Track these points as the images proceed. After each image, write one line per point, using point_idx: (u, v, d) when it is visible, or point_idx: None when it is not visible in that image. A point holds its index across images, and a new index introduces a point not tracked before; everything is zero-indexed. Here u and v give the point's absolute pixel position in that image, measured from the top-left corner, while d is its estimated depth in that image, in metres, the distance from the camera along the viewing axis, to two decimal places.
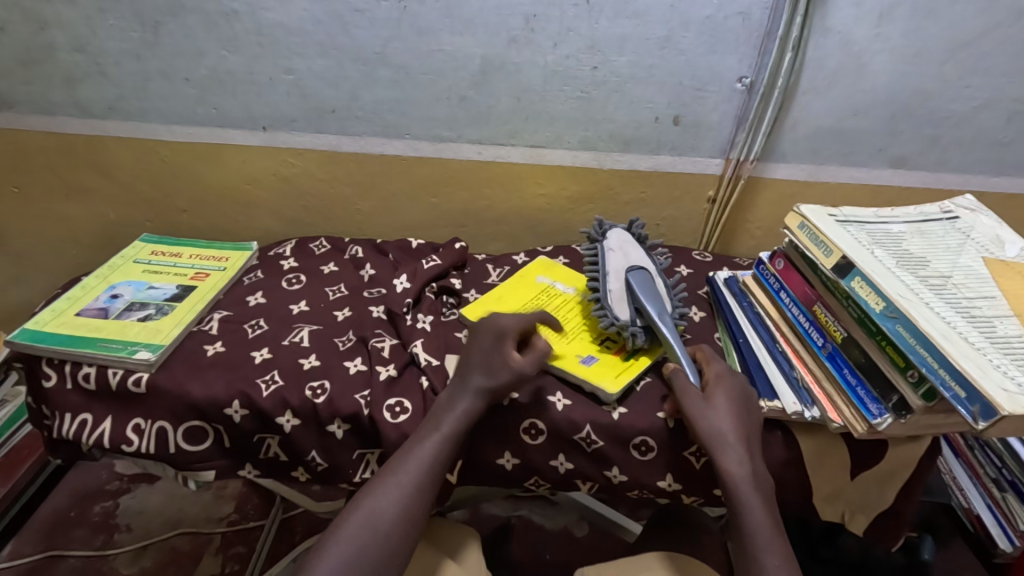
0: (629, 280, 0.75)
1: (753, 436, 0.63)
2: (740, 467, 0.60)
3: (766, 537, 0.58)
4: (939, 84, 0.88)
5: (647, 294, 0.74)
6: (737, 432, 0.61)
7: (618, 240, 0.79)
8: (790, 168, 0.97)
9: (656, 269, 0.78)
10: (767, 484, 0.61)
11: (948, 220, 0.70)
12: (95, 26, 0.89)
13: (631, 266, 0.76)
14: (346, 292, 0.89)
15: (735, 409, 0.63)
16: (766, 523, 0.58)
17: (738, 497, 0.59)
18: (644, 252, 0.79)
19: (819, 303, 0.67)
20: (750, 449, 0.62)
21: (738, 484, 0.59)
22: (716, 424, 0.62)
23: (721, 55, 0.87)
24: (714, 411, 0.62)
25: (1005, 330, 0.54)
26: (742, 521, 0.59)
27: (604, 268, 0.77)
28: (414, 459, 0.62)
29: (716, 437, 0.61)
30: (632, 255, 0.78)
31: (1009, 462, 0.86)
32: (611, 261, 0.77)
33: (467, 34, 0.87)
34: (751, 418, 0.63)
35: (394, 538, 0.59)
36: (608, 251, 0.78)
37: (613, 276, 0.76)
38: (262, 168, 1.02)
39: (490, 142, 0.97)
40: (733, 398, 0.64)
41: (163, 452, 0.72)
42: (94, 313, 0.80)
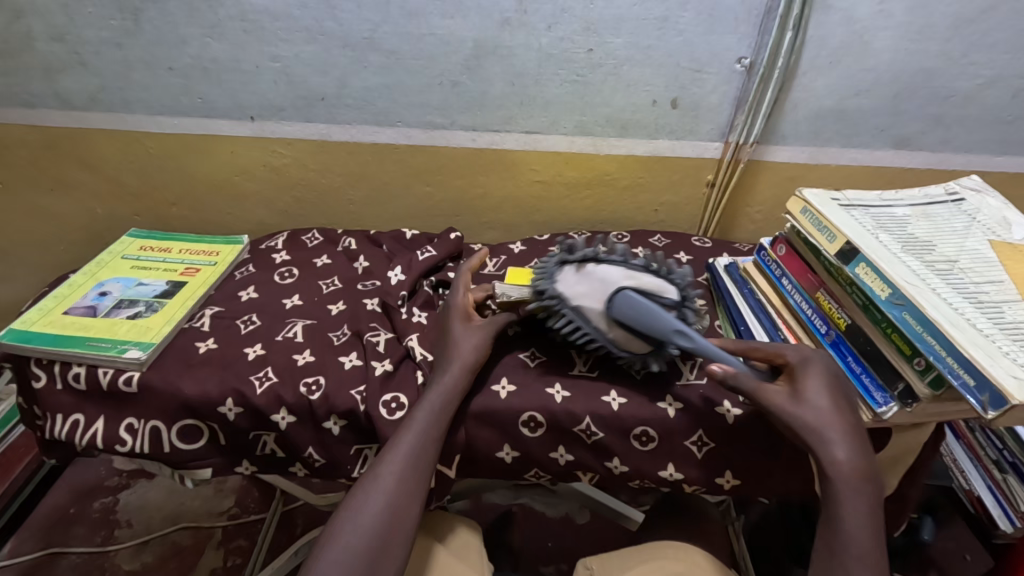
0: (627, 324, 0.65)
1: (858, 428, 0.56)
2: (842, 462, 0.53)
3: (864, 544, 0.51)
4: (943, 61, 0.85)
5: (650, 320, 0.64)
6: (841, 427, 0.55)
7: (576, 290, 0.66)
8: (791, 150, 0.95)
9: (628, 274, 0.66)
10: (881, 491, 0.53)
11: (953, 203, 0.68)
12: (72, 14, 0.86)
13: (610, 306, 0.65)
14: (340, 285, 0.87)
15: (833, 395, 0.57)
16: (866, 529, 0.51)
17: (835, 495, 0.53)
18: (602, 271, 0.66)
19: (822, 290, 0.65)
20: (860, 445, 0.54)
21: (839, 482, 0.53)
22: (818, 415, 0.56)
23: (720, 35, 0.85)
24: (810, 400, 0.56)
25: (1014, 315, 0.53)
26: (839, 524, 0.52)
27: (587, 319, 0.66)
28: (399, 453, 0.60)
29: (814, 431, 0.55)
30: (600, 288, 0.66)
31: (1010, 443, 0.83)
32: (587, 309, 0.66)
33: (459, 16, 0.85)
34: (854, 409, 0.57)
35: (393, 543, 0.55)
36: (575, 304, 0.66)
37: (604, 324, 0.66)
38: (252, 159, 0.99)
39: (485, 129, 0.95)
40: (832, 383, 0.58)
41: (157, 452, 0.71)
42: (81, 312, 0.78)
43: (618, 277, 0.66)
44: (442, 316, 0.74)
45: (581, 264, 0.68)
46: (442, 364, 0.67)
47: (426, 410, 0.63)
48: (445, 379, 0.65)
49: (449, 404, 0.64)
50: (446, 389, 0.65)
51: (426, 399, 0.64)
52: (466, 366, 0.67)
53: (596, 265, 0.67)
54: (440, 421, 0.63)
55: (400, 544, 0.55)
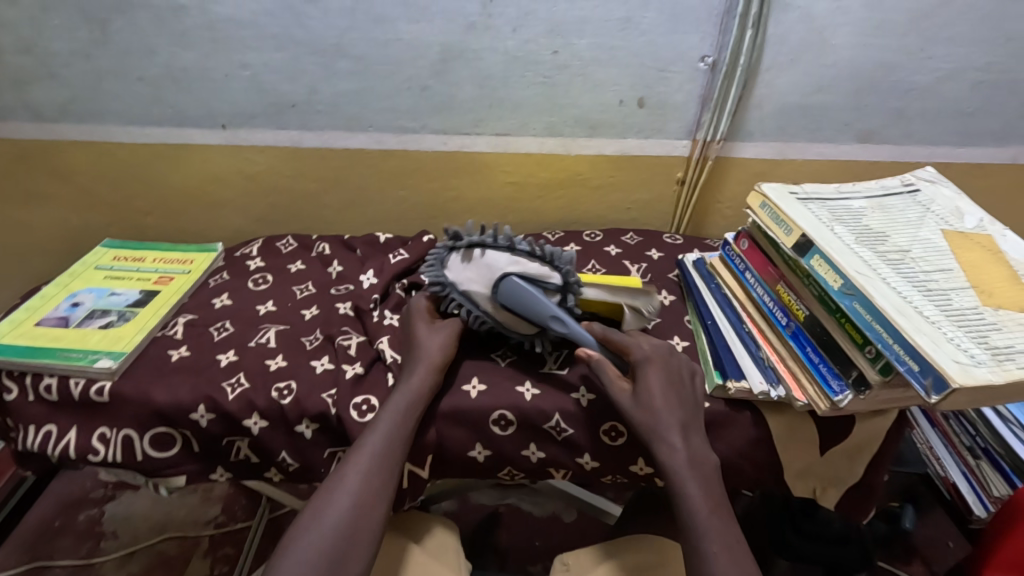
0: (507, 307, 0.70)
1: (689, 419, 0.61)
2: (676, 454, 0.58)
3: (705, 522, 0.55)
4: (901, 55, 0.87)
5: (527, 305, 0.68)
6: (670, 419, 0.60)
7: (463, 274, 0.71)
8: (758, 146, 0.97)
9: (512, 260, 0.69)
10: (713, 474, 0.59)
11: (909, 194, 0.70)
12: (39, 26, 0.86)
13: (491, 289, 0.70)
14: (313, 290, 0.88)
15: (665, 390, 0.62)
16: (705, 509, 0.56)
17: (674, 484, 0.58)
18: (486, 257, 0.70)
19: (782, 282, 0.67)
20: (689, 436, 0.60)
21: (674, 472, 0.58)
22: (652, 412, 0.61)
23: (683, 34, 0.86)
24: (648, 396, 0.62)
25: (961, 302, 0.54)
26: (682, 508, 0.57)
27: (475, 305, 0.71)
28: (365, 453, 0.60)
29: (649, 427, 0.60)
30: (484, 274, 0.70)
31: (984, 431, 0.86)
32: (473, 293, 0.71)
33: (424, 21, 0.85)
34: (684, 401, 0.62)
35: (358, 541, 0.55)
36: (463, 289, 0.71)
37: (491, 309, 0.71)
38: (226, 167, 1.00)
39: (456, 132, 0.96)
40: (665, 378, 0.63)
41: (130, 461, 0.71)
42: (53, 323, 0.79)
43: (502, 263, 0.69)
44: (403, 319, 0.75)
45: (468, 249, 0.72)
46: (408, 364, 0.69)
47: (394, 411, 0.64)
48: (413, 381, 0.66)
49: (418, 403, 0.65)
50: (415, 388, 0.66)
51: (394, 401, 0.65)
52: (433, 366, 0.68)
53: (482, 251, 0.70)
54: (411, 419, 0.64)
55: (366, 542, 0.56)
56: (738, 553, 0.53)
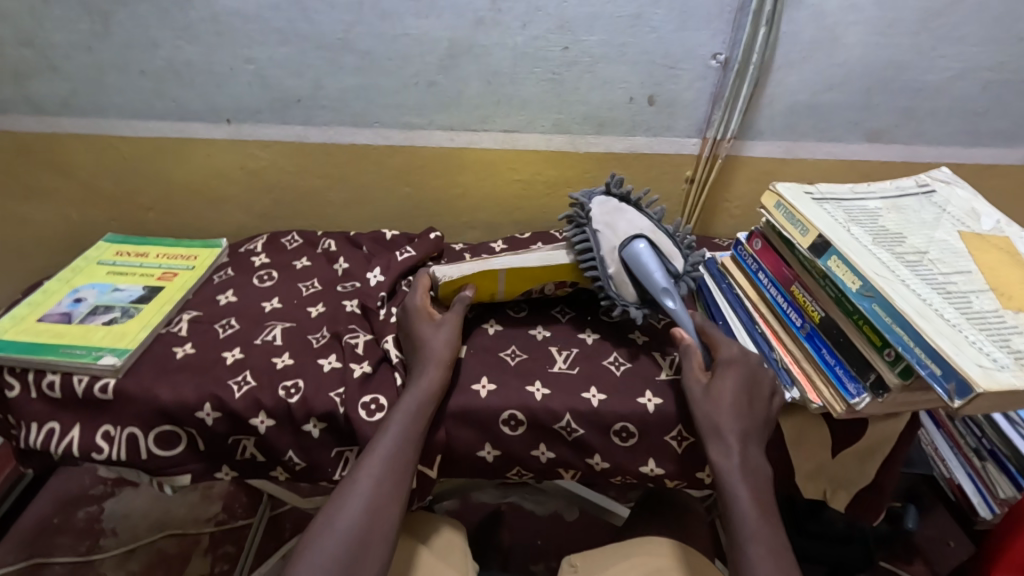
0: (628, 263, 0.71)
1: (756, 424, 0.59)
2: (731, 459, 0.57)
3: (755, 528, 0.54)
4: (912, 54, 0.86)
5: (648, 269, 0.70)
6: (734, 424, 0.58)
7: (605, 216, 0.74)
8: (767, 145, 0.96)
9: (652, 230, 0.74)
10: (767, 482, 0.57)
11: (924, 195, 0.69)
12: (40, 18, 0.85)
13: (624, 243, 0.72)
14: (319, 287, 0.87)
15: (739, 396, 0.60)
16: (756, 514, 0.55)
17: (725, 486, 0.56)
18: (635, 216, 0.75)
19: (796, 283, 0.66)
20: (752, 440, 0.58)
21: (727, 475, 0.56)
22: (715, 414, 0.59)
23: (694, 31, 0.85)
24: (719, 397, 0.60)
25: (981, 305, 0.53)
26: (731, 511, 0.55)
27: (599, 249, 0.73)
28: (376, 456, 0.60)
29: (710, 427, 0.59)
30: (625, 227, 0.73)
31: (988, 431, 0.85)
32: (603, 236, 0.73)
33: (432, 16, 0.84)
34: (757, 406, 0.60)
35: (371, 545, 0.55)
36: (599, 229, 0.74)
37: (611, 256, 0.72)
38: (229, 162, 0.98)
39: (463, 128, 0.95)
40: (740, 383, 0.61)
41: (134, 459, 0.70)
42: (56, 319, 0.77)
43: (644, 227, 0.73)
44: (401, 319, 0.74)
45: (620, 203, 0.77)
46: (416, 363, 0.68)
47: (404, 411, 0.63)
48: (423, 381, 0.66)
49: (428, 403, 0.64)
50: (426, 387, 0.65)
51: (404, 401, 0.64)
52: (440, 365, 0.67)
53: (633, 212, 0.76)
54: (422, 420, 0.63)
55: (379, 545, 0.55)
56: (786, 563, 0.52)
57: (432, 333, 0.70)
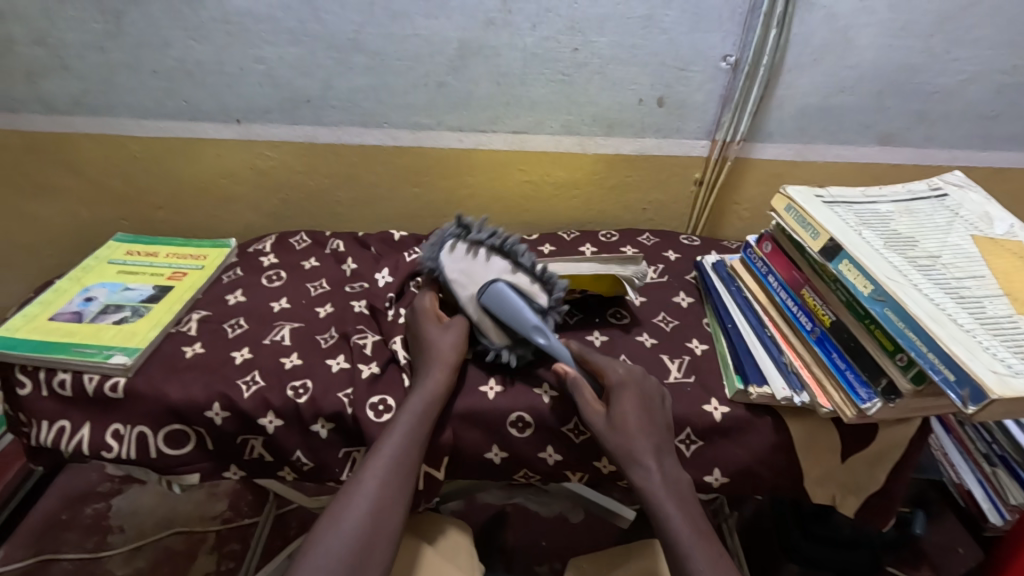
0: (489, 308, 0.71)
1: (661, 441, 0.61)
2: (650, 477, 0.58)
3: (692, 542, 0.55)
4: (925, 57, 0.86)
5: (510, 311, 0.70)
6: (644, 443, 0.60)
7: (456, 266, 0.74)
8: (777, 147, 0.96)
9: (508, 269, 0.74)
10: (688, 495, 0.59)
11: (936, 198, 0.69)
12: (53, 17, 0.86)
13: (480, 289, 0.72)
14: (328, 287, 0.87)
15: (640, 414, 0.62)
16: (687, 528, 0.56)
17: (653, 507, 0.57)
18: (487, 259, 0.74)
19: (807, 287, 0.66)
20: (663, 457, 0.60)
21: (652, 496, 0.58)
22: (624, 435, 0.61)
23: (704, 33, 0.85)
24: (623, 419, 0.61)
25: (995, 310, 0.53)
26: (664, 528, 0.56)
27: (458, 299, 0.73)
28: (382, 457, 0.60)
29: (624, 452, 0.60)
30: (479, 274, 0.73)
31: (1000, 437, 0.84)
32: (461, 286, 0.73)
33: (443, 17, 0.84)
34: (656, 424, 0.62)
35: (376, 545, 0.55)
36: (453, 281, 0.73)
37: (469, 303, 0.72)
38: (238, 162, 0.99)
39: (472, 129, 0.95)
40: (637, 401, 0.63)
41: (144, 458, 0.71)
42: (67, 317, 0.78)
43: (498, 268, 0.73)
44: (409, 321, 0.74)
45: (472, 247, 0.76)
46: (422, 364, 0.68)
47: (410, 413, 0.63)
48: (428, 382, 0.66)
49: (434, 404, 0.65)
50: (432, 389, 0.65)
51: (411, 402, 0.64)
52: (445, 366, 0.67)
53: (487, 254, 0.75)
54: (428, 421, 0.64)
55: (384, 547, 0.55)
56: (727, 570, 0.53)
57: (440, 335, 0.70)
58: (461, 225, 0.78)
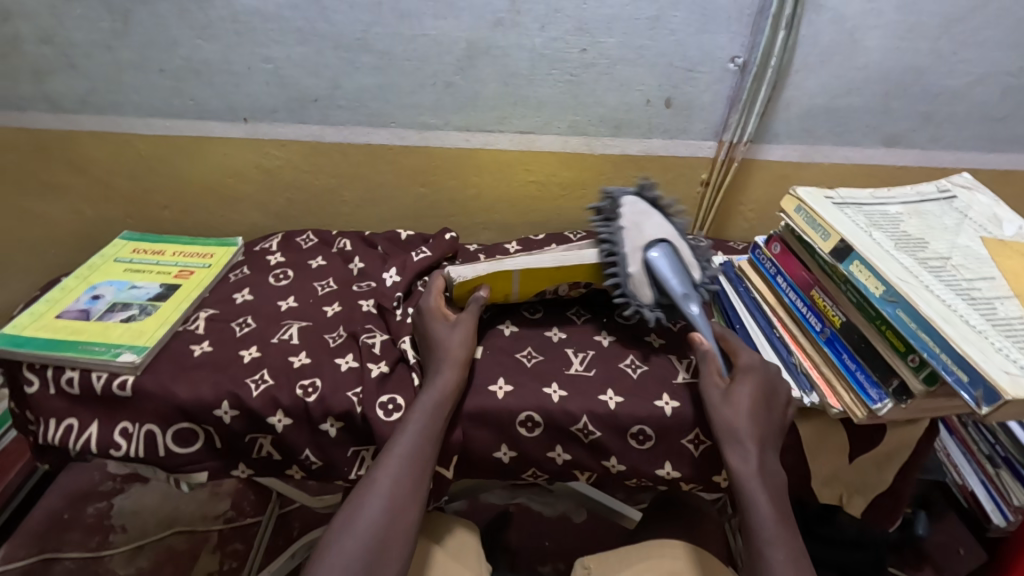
0: (654, 264, 0.71)
1: (772, 429, 0.60)
2: (747, 464, 0.57)
3: (774, 531, 0.54)
4: (933, 59, 0.86)
5: (672, 274, 0.71)
6: (752, 429, 0.59)
7: (632, 215, 0.74)
8: (784, 148, 0.96)
9: (675, 236, 0.74)
10: (781, 487, 0.58)
11: (945, 200, 0.69)
12: (60, 15, 0.85)
13: (649, 244, 0.72)
14: (335, 286, 0.87)
15: (756, 402, 0.60)
16: (775, 518, 0.55)
17: (743, 491, 0.56)
18: (661, 220, 0.75)
19: (816, 288, 0.66)
20: (768, 446, 0.59)
21: (746, 480, 0.57)
22: (731, 418, 0.60)
23: (712, 34, 0.85)
24: (737, 403, 0.60)
25: (1005, 311, 0.53)
26: (749, 515, 0.55)
27: (622, 246, 0.73)
28: (396, 455, 0.60)
29: (729, 432, 0.59)
30: (651, 230, 0.73)
31: (1002, 438, 0.83)
32: (627, 236, 0.73)
33: (451, 17, 0.84)
34: (773, 411, 0.61)
35: (393, 543, 0.55)
36: (624, 228, 0.73)
37: (632, 254, 0.72)
38: (244, 161, 0.99)
39: (478, 129, 0.95)
40: (759, 390, 0.61)
41: (152, 456, 0.70)
42: (74, 316, 0.78)
43: (668, 232, 0.74)
44: (416, 321, 0.74)
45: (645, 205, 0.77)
46: (435, 361, 0.68)
47: (420, 412, 0.63)
48: (438, 380, 0.66)
49: (446, 401, 0.65)
50: (444, 386, 0.65)
51: (422, 400, 0.64)
52: (455, 364, 0.67)
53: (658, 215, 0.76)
54: (440, 419, 0.64)
55: (400, 545, 0.55)
56: (806, 567, 0.52)
57: (448, 335, 0.70)
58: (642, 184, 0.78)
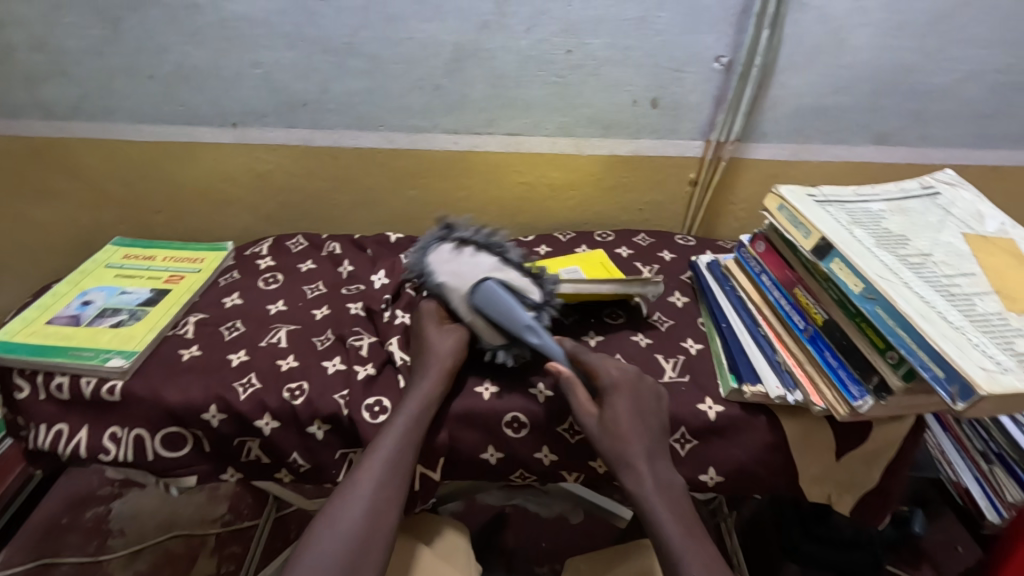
0: (481, 307, 0.70)
1: (653, 443, 0.61)
2: (641, 482, 0.58)
3: (682, 545, 0.55)
4: (920, 57, 0.86)
5: (499, 310, 0.69)
6: (637, 446, 0.60)
7: (446, 268, 0.73)
8: (773, 147, 0.96)
9: (498, 266, 0.73)
10: (681, 498, 0.59)
11: (928, 197, 0.69)
12: (51, 24, 0.86)
13: (471, 289, 0.71)
14: (324, 289, 0.88)
15: (633, 415, 0.62)
16: (680, 530, 0.55)
17: (644, 510, 0.57)
18: (475, 258, 0.74)
19: (800, 286, 0.66)
20: (657, 460, 0.60)
21: (643, 499, 0.57)
22: (614, 438, 0.60)
23: (698, 34, 0.85)
24: (614, 422, 0.61)
25: (984, 308, 0.53)
26: (655, 532, 0.56)
27: (449, 299, 0.73)
28: (378, 458, 0.60)
29: (619, 456, 0.59)
30: (468, 274, 0.72)
31: (996, 435, 0.83)
32: (451, 288, 0.72)
33: (438, 20, 0.85)
34: (649, 425, 0.62)
35: (371, 546, 0.55)
36: (442, 283, 0.73)
37: (461, 305, 0.71)
38: (235, 166, 0.99)
39: (468, 132, 0.95)
40: (632, 404, 0.62)
41: (141, 460, 0.71)
42: (64, 321, 0.78)
43: (486, 267, 0.72)
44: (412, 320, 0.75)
45: (458, 247, 0.76)
46: (420, 366, 0.68)
47: (405, 415, 0.63)
48: (424, 384, 0.66)
49: (431, 405, 0.65)
50: (429, 390, 0.65)
51: (408, 403, 0.65)
52: (443, 369, 0.67)
53: (472, 252, 0.75)
54: (424, 423, 0.64)
55: (380, 547, 0.55)
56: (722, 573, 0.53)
57: (433, 337, 0.70)
58: (445, 227, 0.78)
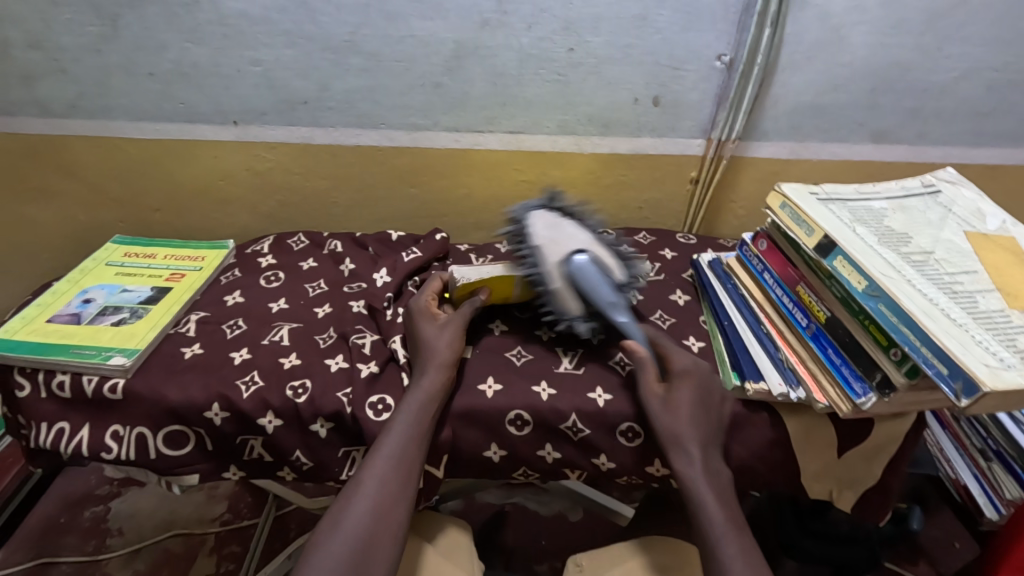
0: (575, 275, 0.70)
1: (710, 431, 0.62)
2: (692, 466, 0.59)
3: (723, 530, 0.55)
4: (918, 56, 0.87)
5: (594, 282, 0.69)
6: (693, 432, 0.61)
7: (545, 231, 0.72)
8: (773, 145, 0.96)
9: (592, 241, 0.73)
10: (727, 487, 0.59)
11: (929, 195, 0.69)
12: (49, 21, 0.86)
13: (570, 255, 0.70)
14: (325, 287, 0.87)
15: (695, 404, 0.63)
16: (723, 516, 0.56)
17: (690, 492, 0.58)
18: (575, 228, 0.74)
19: (802, 283, 0.66)
20: (710, 448, 0.61)
21: (693, 482, 0.58)
22: (673, 422, 0.61)
23: (699, 32, 0.85)
24: (678, 408, 0.62)
25: (987, 305, 0.54)
26: (698, 516, 0.57)
27: (543, 264, 0.71)
28: (383, 455, 0.60)
29: (673, 438, 0.60)
30: (568, 241, 0.71)
31: (994, 431, 0.84)
32: (547, 252, 0.71)
33: (438, 18, 0.85)
34: (710, 414, 0.63)
35: (383, 541, 0.55)
36: (540, 245, 0.72)
37: (553, 269, 0.70)
38: (235, 164, 0.99)
39: (468, 130, 0.95)
40: (696, 393, 0.63)
41: (143, 458, 0.71)
42: (65, 320, 0.78)
43: (584, 239, 0.72)
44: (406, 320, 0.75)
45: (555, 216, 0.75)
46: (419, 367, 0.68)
47: (408, 413, 0.63)
48: (424, 382, 0.66)
49: (433, 404, 0.65)
50: (429, 389, 0.66)
51: (408, 401, 0.65)
52: (442, 366, 0.67)
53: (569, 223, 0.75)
54: (427, 421, 0.64)
55: (388, 544, 0.55)
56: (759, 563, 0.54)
57: (433, 336, 0.70)
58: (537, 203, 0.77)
